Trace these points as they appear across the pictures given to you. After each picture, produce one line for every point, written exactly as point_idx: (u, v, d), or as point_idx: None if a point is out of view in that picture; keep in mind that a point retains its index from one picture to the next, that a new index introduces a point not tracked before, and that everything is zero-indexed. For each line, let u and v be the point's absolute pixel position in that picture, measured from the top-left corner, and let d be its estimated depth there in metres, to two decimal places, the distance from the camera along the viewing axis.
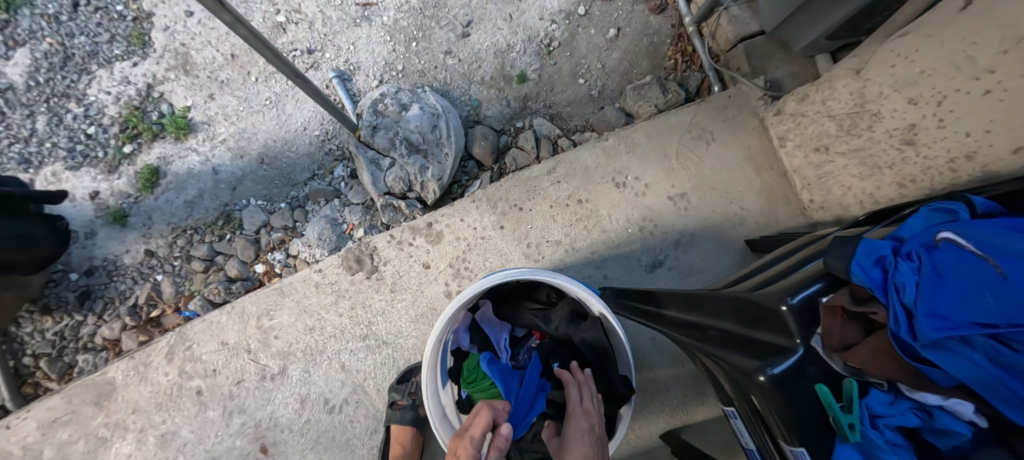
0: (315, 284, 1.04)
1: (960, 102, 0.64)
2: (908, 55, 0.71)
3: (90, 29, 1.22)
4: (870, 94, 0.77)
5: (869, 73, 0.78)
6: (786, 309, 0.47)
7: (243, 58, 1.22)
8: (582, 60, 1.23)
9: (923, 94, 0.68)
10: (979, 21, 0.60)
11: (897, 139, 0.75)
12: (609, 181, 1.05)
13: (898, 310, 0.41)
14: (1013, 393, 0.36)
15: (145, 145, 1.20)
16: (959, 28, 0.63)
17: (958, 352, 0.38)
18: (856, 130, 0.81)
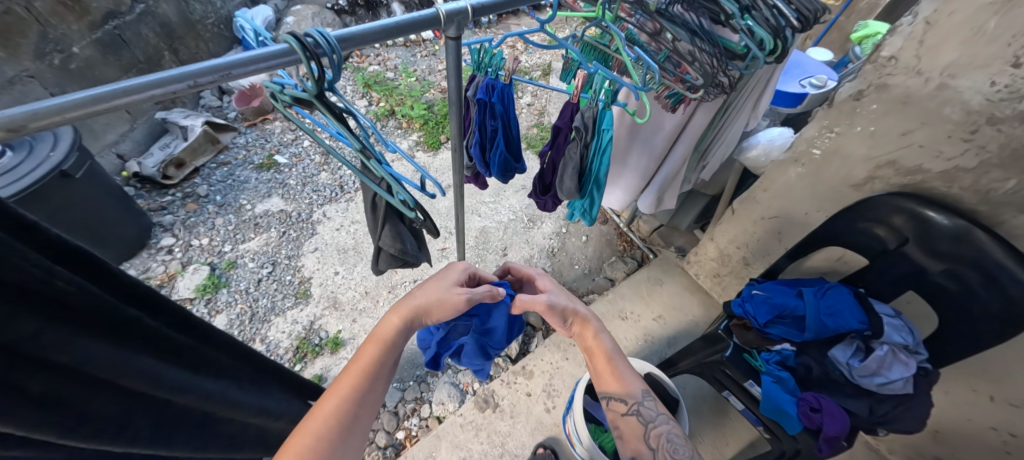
0: (460, 424, 1.56)
1: (756, 248, 1.61)
2: (717, 235, 1.74)
3: (270, 293, 1.89)
4: (720, 249, 1.76)
5: (713, 237, 1.78)
6: (721, 330, 1.24)
7: (374, 292, 1.93)
8: (573, 255, 2.14)
9: (741, 248, 1.66)
10: (736, 219, 1.62)
11: (743, 263, 1.69)
12: (618, 317, 1.83)
13: (754, 319, 1.14)
14: (794, 336, 1.09)
15: (309, 361, 1.72)
16: (737, 221, 1.62)
17: (777, 327, 1.11)
18: (726, 265, 1.77)
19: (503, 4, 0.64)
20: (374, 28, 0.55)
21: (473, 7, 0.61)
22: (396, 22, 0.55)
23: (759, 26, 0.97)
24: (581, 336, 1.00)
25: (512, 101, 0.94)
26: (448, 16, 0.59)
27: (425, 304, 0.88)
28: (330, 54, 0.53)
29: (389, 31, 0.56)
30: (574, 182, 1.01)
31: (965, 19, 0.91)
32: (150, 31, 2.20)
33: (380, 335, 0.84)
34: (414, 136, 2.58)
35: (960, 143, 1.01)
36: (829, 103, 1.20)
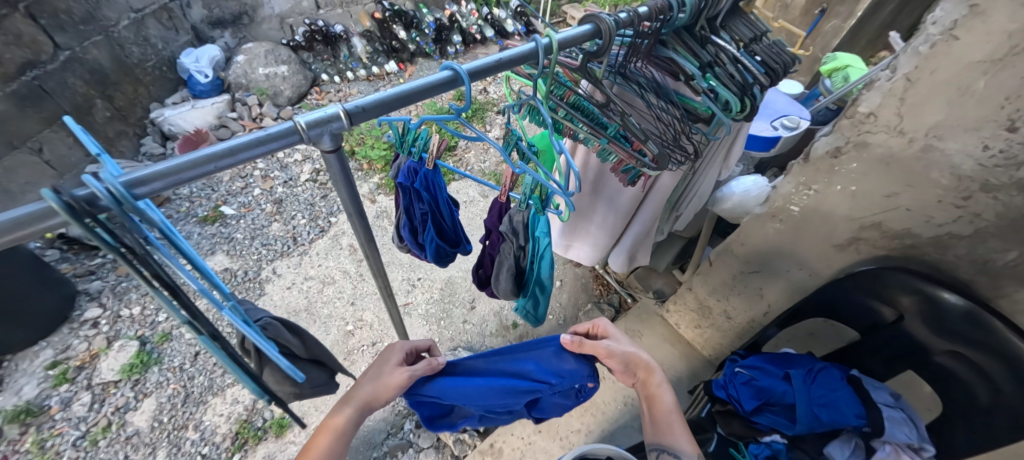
0: None
1: (734, 304, 1.50)
2: (690, 287, 1.62)
3: (208, 368, 1.70)
4: (699, 301, 1.61)
5: (691, 287, 1.62)
6: (699, 414, 1.14)
7: None
8: None
9: (718, 305, 1.55)
10: (712, 271, 1.49)
11: (723, 316, 1.57)
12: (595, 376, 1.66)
13: (737, 404, 1.02)
14: (784, 425, 0.96)
15: (250, 449, 1.53)
16: (714, 274, 1.49)
17: (763, 414, 0.99)
18: (707, 320, 1.64)
19: (394, 101, 0.49)
20: (194, 162, 0.40)
21: (349, 110, 0.47)
22: (224, 147, 0.41)
23: (723, 87, 0.87)
24: (644, 384, 0.95)
25: (438, 188, 0.82)
26: (312, 129, 0.45)
27: (373, 390, 0.82)
28: (120, 206, 0.38)
29: (216, 159, 0.41)
30: (509, 285, 0.91)
31: (950, 77, 0.81)
32: (78, 79, 2.04)
33: (335, 425, 0.79)
34: (375, 177, 2.43)
35: (952, 208, 0.90)
36: (804, 158, 1.09)
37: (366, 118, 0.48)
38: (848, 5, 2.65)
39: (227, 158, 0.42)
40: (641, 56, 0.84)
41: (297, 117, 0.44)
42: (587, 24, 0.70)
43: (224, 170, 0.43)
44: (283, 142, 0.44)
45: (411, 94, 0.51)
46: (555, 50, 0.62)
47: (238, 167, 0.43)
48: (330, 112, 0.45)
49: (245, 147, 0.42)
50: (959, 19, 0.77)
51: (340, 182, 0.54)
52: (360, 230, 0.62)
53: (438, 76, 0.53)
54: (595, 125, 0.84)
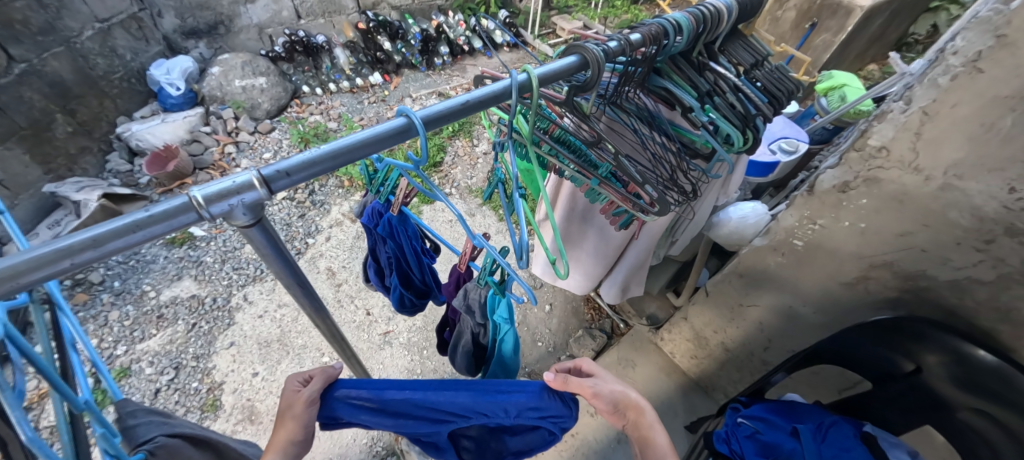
0: None
1: (732, 339, 1.40)
2: (685, 318, 1.53)
3: (170, 406, 1.58)
4: (696, 332, 1.51)
5: (688, 318, 1.51)
6: None
7: None
8: (535, 331, 1.91)
9: (715, 338, 1.45)
10: (707, 303, 1.40)
11: (721, 349, 1.47)
12: (586, 412, 1.55)
13: None
14: None
15: None
16: (710, 305, 1.39)
17: None
18: (703, 352, 1.54)
19: (326, 160, 0.40)
20: (40, 261, 0.31)
21: (267, 175, 0.37)
22: (85, 237, 0.31)
23: (725, 120, 0.78)
24: (634, 425, 0.74)
25: (404, 235, 0.73)
26: (216, 205, 0.35)
27: (296, 429, 0.65)
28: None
29: (74, 254, 0.32)
30: (463, 361, 0.89)
31: (973, 112, 0.73)
32: (36, 93, 1.92)
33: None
34: (357, 195, 2.32)
35: (972, 252, 0.83)
36: (808, 190, 1.01)
37: (291, 184, 0.39)
38: (839, 19, 2.62)
39: (88, 251, 0.32)
40: (635, 86, 0.76)
41: (191, 191, 0.34)
42: (572, 56, 0.61)
43: (87, 266, 0.33)
44: (170, 223, 0.34)
45: (351, 150, 0.41)
46: (534, 86, 0.53)
47: (108, 260, 0.33)
48: (240, 181, 0.36)
49: (115, 236, 0.32)
50: (984, 50, 0.70)
51: (268, 254, 0.44)
52: (308, 294, 0.54)
53: (388, 126, 0.44)
54: (584, 163, 0.75)
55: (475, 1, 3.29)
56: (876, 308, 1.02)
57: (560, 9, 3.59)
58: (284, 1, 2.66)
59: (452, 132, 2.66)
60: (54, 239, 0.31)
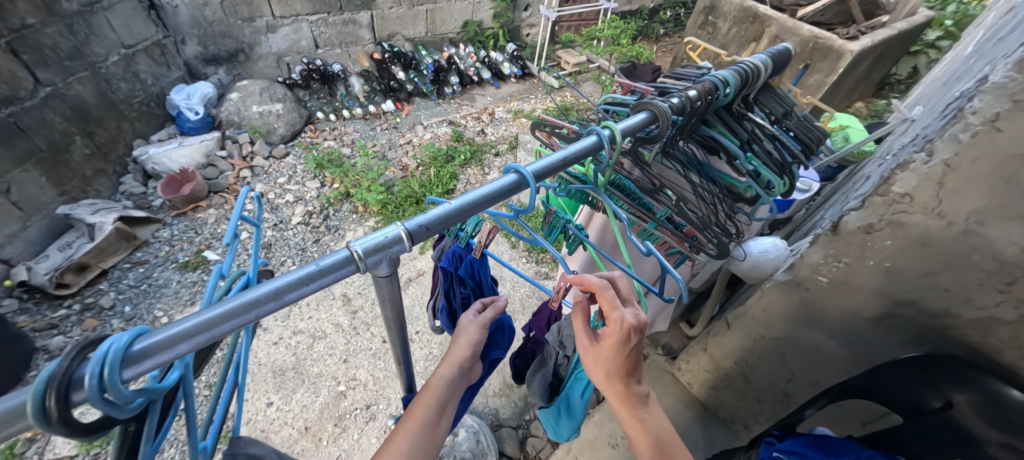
0: None
1: (752, 374, 1.42)
2: (705, 348, 1.56)
3: (180, 436, 1.54)
4: (716, 363, 1.53)
5: (708, 348, 1.55)
6: None
7: (315, 427, 1.60)
8: None
9: (737, 371, 1.47)
10: (728, 334, 1.43)
11: (740, 379, 1.47)
12: (607, 444, 1.49)
13: None
14: None
15: None
16: (731, 337, 1.43)
17: None
18: (722, 385, 1.55)
19: (453, 215, 0.46)
20: (228, 313, 0.38)
21: (410, 230, 0.43)
22: (270, 290, 0.38)
23: (766, 167, 0.83)
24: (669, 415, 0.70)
25: (483, 274, 0.81)
26: (369, 256, 0.41)
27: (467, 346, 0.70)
28: (105, 391, 0.35)
29: (258, 305, 0.39)
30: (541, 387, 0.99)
31: (991, 166, 0.80)
32: (58, 116, 1.92)
33: (433, 385, 0.67)
34: (371, 221, 2.33)
35: (994, 293, 0.87)
36: (832, 229, 1.07)
37: (427, 236, 0.45)
38: (830, 62, 2.75)
39: (270, 303, 0.39)
40: (685, 135, 0.81)
41: (354, 244, 0.41)
42: (642, 111, 0.68)
43: (264, 316, 0.40)
44: (333, 275, 0.41)
45: (472, 205, 0.48)
46: (618, 139, 0.60)
47: (282, 311, 0.40)
48: (391, 234, 0.42)
49: (289, 289, 0.39)
50: (1001, 112, 0.77)
51: (388, 302, 0.50)
52: (399, 338, 0.58)
53: (504, 182, 0.49)
54: (640, 206, 0.80)
55: (484, 34, 3.41)
56: (902, 345, 1.05)
57: (564, 44, 3.72)
58: (303, 31, 2.73)
59: (464, 160, 2.68)
60: (245, 293, 0.39)
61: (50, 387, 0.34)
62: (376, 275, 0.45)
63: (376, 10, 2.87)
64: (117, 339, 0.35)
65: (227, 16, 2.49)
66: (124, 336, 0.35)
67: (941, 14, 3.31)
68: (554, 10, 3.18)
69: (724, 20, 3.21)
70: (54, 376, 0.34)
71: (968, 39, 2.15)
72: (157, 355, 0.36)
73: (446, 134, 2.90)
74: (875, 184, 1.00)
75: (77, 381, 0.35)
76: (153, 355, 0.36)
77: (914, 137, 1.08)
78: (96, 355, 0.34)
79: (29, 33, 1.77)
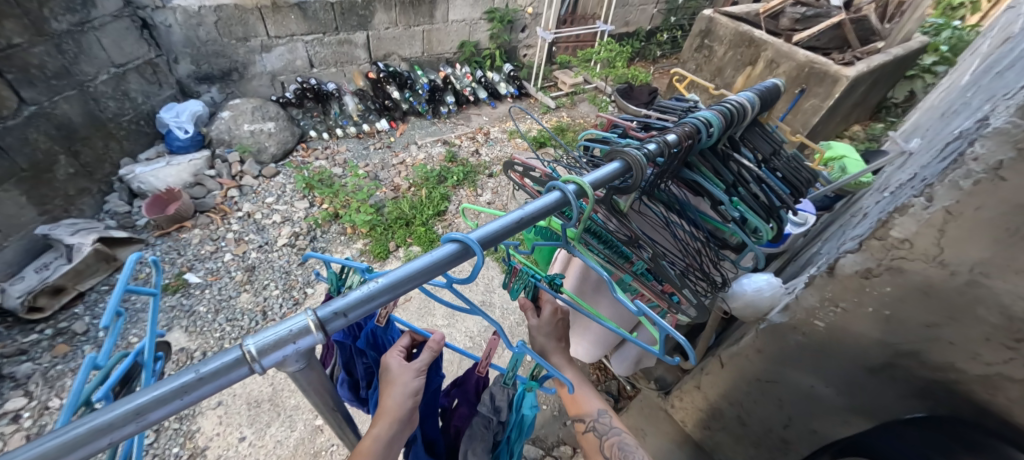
0: None
1: (747, 418, 1.34)
2: (697, 387, 1.48)
3: None
4: (709, 402, 1.45)
5: (700, 387, 1.47)
6: None
7: None
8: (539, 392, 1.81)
9: (731, 413, 1.38)
10: (721, 372, 1.36)
11: (735, 421, 1.39)
12: None
13: None
14: None
15: None
16: (724, 376, 1.35)
17: None
18: (716, 426, 1.46)
19: (376, 296, 0.44)
20: (74, 441, 0.37)
21: (324, 317, 0.42)
22: (128, 410, 0.38)
23: (752, 212, 0.79)
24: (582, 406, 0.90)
25: (387, 341, 0.75)
26: (263, 355, 0.39)
27: (405, 398, 0.64)
28: None
29: (113, 428, 0.38)
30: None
31: (995, 216, 0.75)
32: (43, 134, 1.90)
33: (363, 449, 0.60)
34: (359, 243, 2.28)
35: (1002, 349, 0.80)
36: (829, 272, 1.01)
37: (345, 322, 0.43)
38: (827, 86, 2.72)
39: (127, 424, 0.38)
40: (668, 178, 0.76)
41: (246, 344, 0.39)
42: (615, 160, 0.64)
43: (121, 438, 0.39)
44: (212, 383, 0.40)
45: (400, 283, 0.46)
46: (586, 193, 0.55)
47: (143, 430, 0.39)
48: (297, 323, 0.40)
49: (153, 406, 0.39)
50: (1005, 160, 0.72)
51: (311, 389, 0.48)
52: (336, 422, 0.56)
53: (439, 254, 0.47)
54: (616, 255, 0.77)
55: (482, 55, 3.41)
56: (904, 397, 0.98)
57: (562, 64, 3.71)
58: (299, 51, 2.73)
59: (457, 181, 2.64)
60: (95, 416, 0.38)
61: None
62: (284, 370, 0.44)
63: (372, 31, 2.88)
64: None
65: (222, 36, 2.48)
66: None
67: (937, 39, 3.31)
68: (550, 32, 3.18)
69: (720, 43, 3.21)
70: None
71: (963, 66, 2.13)
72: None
73: (440, 154, 2.87)
74: (872, 226, 0.95)
75: None
76: None
77: (913, 177, 1.02)
78: None
79: (15, 52, 1.75)
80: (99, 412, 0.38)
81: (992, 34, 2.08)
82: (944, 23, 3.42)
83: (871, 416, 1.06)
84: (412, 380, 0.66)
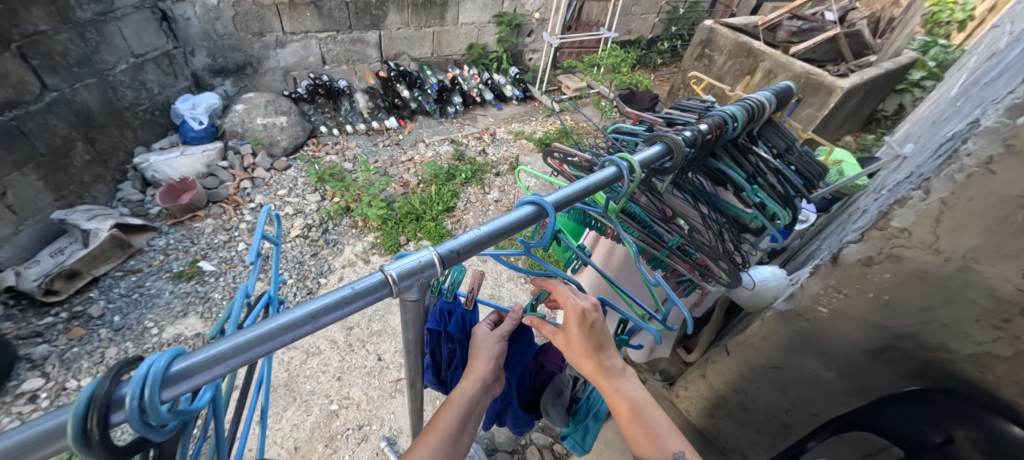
0: None
1: (749, 406, 1.31)
2: (701, 375, 1.46)
3: None
4: (712, 391, 1.43)
5: (705, 374, 1.44)
6: None
7: (305, 447, 1.56)
8: None
9: (734, 402, 1.36)
10: (724, 361, 1.34)
11: (735, 410, 1.37)
12: None
13: None
14: None
15: None
16: (728, 364, 1.33)
17: None
18: (717, 415, 1.44)
19: (482, 241, 0.50)
20: (266, 335, 0.39)
21: (442, 255, 0.48)
22: (307, 312, 0.40)
23: (771, 199, 0.85)
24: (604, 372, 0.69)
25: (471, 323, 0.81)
26: (403, 279, 0.45)
27: (489, 358, 0.73)
28: (143, 412, 0.35)
29: (295, 328, 0.40)
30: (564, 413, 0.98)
31: (985, 208, 0.74)
32: (62, 121, 1.92)
33: (455, 399, 0.68)
34: (370, 236, 2.33)
35: (990, 329, 0.79)
36: (832, 260, 0.99)
37: (456, 261, 0.49)
38: (821, 97, 2.84)
39: (305, 326, 0.41)
40: (694, 168, 0.84)
41: (388, 269, 0.44)
42: (657, 143, 0.72)
43: (299, 338, 0.41)
44: (369, 297, 0.43)
45: (497, 233, 0.52)
46: (637, 171, 0.64)
47: (315, 333, 0.42)
48: (425, 259, 0.46)
49: (327, 311, 0.41)
50: (995, 155, 0.73)
51: (411, 323, 0.55)
52: (411, 364, 0.62)
53: (523, 213, 0.54)
54: (650, 233, 0.85)
55: (488, 57, 3.48)
56: (901, 378, 0.95)
57: (565, 69, 3.81)
58: (312, 48, 2.78)
59: (465, 178, 2.71)
60: (283, 316, 0.40)
61: (89, 410, 0.34)
62: (406, 298, 0.50)
63: (384, 31, 2.94)
64: (156, 360, 0.35)
65: (238, 31, 2.53)
66: (162, 357, 0.36)
67: (923, 56, 3.48)
68: (556, 37, 3.28)
69: (720, 53, 3.33)
70: (95, 396, 0.34)
71: (951, 80, 2.23)
72: (195, 375, 0.37)
73: (448, 153, 2.93)
74: (874, 218, 0.93)
75: (117, 402, 0.35)
76: (191, 376, 0.37)
77: (909, 175, 1.09)
78: (136, 375, 0.35)
79: (40, 39, 1.78)
80: (284, 313, 0.40)
81: (979, 50, 2.19)
82: (932, 40, 3.58)
83: (868, 399, 1.04)
84: (494, 344, 0.74)
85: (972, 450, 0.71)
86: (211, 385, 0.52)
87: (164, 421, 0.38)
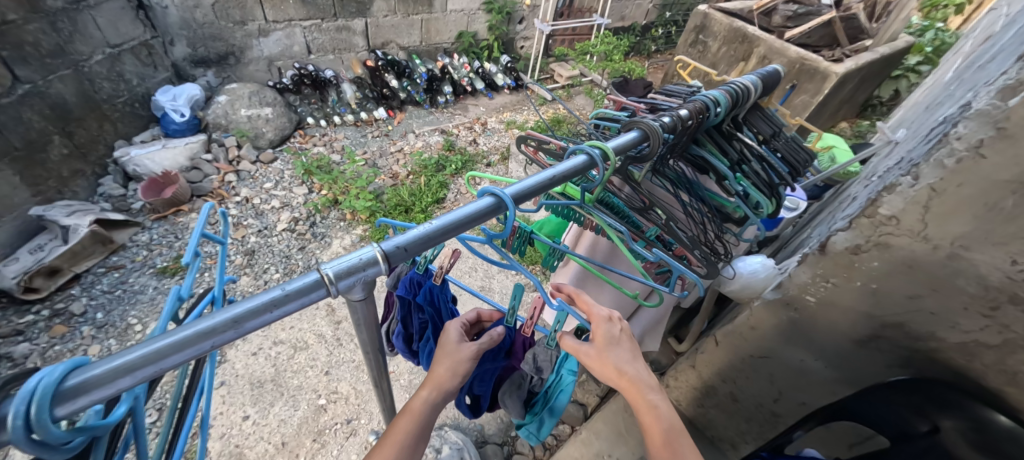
0: None
1: (738, 397, 1.29)
2: (690, 367, 1.42)
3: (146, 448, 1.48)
4: (700, 381, 1.39)
5: (693, 363, 1.40)
6: None
7: (293, 443, 1.54)
8: None
9: (723, 393, 1.33)
10: (714, 351, 1.30)
11: (722, 401, 1.35)
12: None
13: None
14: None
15: None
16: (718, 354, 1.29)
17: None
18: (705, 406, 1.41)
19: (433, 235, 0.48)
20: (180, 343, 0.38)
21: (387, 250, 0.46)
22: (227, 320, 0.39)
23: (755, 188, 0.83)
24: (634, 392, 0.67)
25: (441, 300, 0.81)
26: (342, 279, 0.43)
27: (453, 372, 0.69)
28: (31, 430, 0.34)
29: (214, 334, 0.39)
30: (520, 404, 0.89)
31: (976, 192, 0.71)
32: (36, 114, 1.86)
33: (414, 408, 0.66)
34: (359, 228, 2.29)
35: (978, 317, 0.76)
36: (820, 248, 0.95)
37: (405, 257, 0.47)
38: (816, 83, 2.80)
39: (226, 332, 0.40)
40: (675, 154, 0.81)
41: (324, 268, 0.43)
42: (632, 130, 0.69)
43: (220, 345, 0.40)
44: (301, 299, 0.42)
45: (452, 226, 0.50)
46: (610, 158, 0.61)
47: (239, 339, 0.41)
48: (368, 254, 0.45)
49: (250, 315, 0.40)
50: (985, 138, 0.69)
51: (364, 324, 0.53)
52: (371, 358, 0.60)
53: (483, 205, 0.52)
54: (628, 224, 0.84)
55: (479, 46, 3.43)
56: (888, 367, 0.93)
57: (558, 57, 3.75)
58: (296, 36, 2.72)
59: (455, 169, 2.66)
60: (200, 322, 0.39)
61: None
62: (350, 298, 0.48)
63: (370, 18, 2.88)
64: (48, 373, 0.35)
65: (219, 20, 2.48)
66: (58, 369, 0.35)
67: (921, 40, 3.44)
68: (548, 24, 3.21)
69: (714, 39, 3.28)
70: None
71: (946, 65, 2.20)
72: (95, 389, 0.36)
73: (438, 143, 2.88)
74: (862, 205, 0.89)
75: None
76: (89, 389, 0.36)
77: (901, 161, 1.06)
78: (22, 392, 0.34)
79: (9, 29, 1.72)
80: (202, 319, 0.39)
81: (975, 34, 2.15)
82: (929, 24, 3.55)
83: (857, 388, 1.02)
84: (465, 357, 0.70)
85: (958, 440, 0.69)
86: (128, 397, 0.53)
87: (57, 436, 0.37)
